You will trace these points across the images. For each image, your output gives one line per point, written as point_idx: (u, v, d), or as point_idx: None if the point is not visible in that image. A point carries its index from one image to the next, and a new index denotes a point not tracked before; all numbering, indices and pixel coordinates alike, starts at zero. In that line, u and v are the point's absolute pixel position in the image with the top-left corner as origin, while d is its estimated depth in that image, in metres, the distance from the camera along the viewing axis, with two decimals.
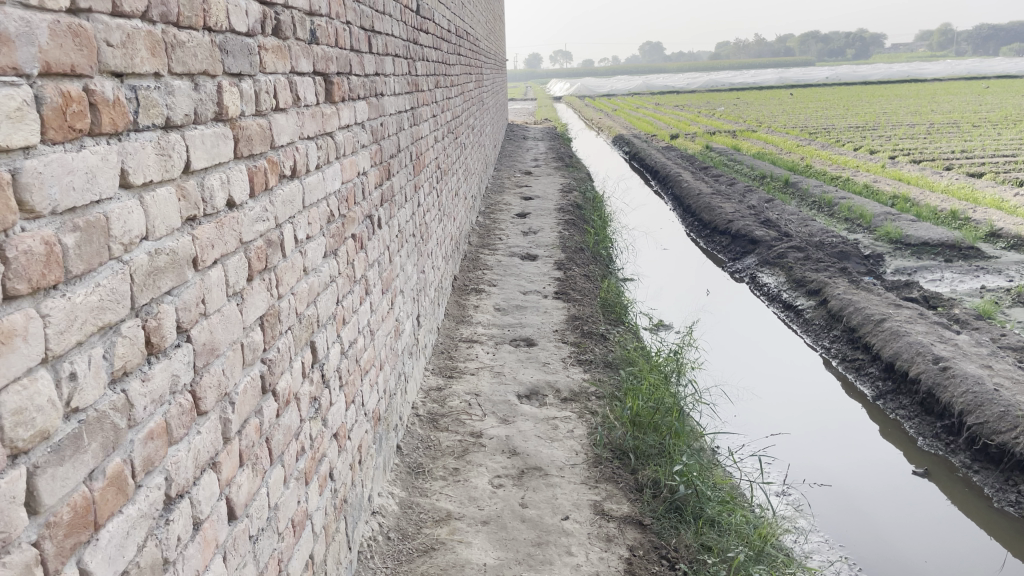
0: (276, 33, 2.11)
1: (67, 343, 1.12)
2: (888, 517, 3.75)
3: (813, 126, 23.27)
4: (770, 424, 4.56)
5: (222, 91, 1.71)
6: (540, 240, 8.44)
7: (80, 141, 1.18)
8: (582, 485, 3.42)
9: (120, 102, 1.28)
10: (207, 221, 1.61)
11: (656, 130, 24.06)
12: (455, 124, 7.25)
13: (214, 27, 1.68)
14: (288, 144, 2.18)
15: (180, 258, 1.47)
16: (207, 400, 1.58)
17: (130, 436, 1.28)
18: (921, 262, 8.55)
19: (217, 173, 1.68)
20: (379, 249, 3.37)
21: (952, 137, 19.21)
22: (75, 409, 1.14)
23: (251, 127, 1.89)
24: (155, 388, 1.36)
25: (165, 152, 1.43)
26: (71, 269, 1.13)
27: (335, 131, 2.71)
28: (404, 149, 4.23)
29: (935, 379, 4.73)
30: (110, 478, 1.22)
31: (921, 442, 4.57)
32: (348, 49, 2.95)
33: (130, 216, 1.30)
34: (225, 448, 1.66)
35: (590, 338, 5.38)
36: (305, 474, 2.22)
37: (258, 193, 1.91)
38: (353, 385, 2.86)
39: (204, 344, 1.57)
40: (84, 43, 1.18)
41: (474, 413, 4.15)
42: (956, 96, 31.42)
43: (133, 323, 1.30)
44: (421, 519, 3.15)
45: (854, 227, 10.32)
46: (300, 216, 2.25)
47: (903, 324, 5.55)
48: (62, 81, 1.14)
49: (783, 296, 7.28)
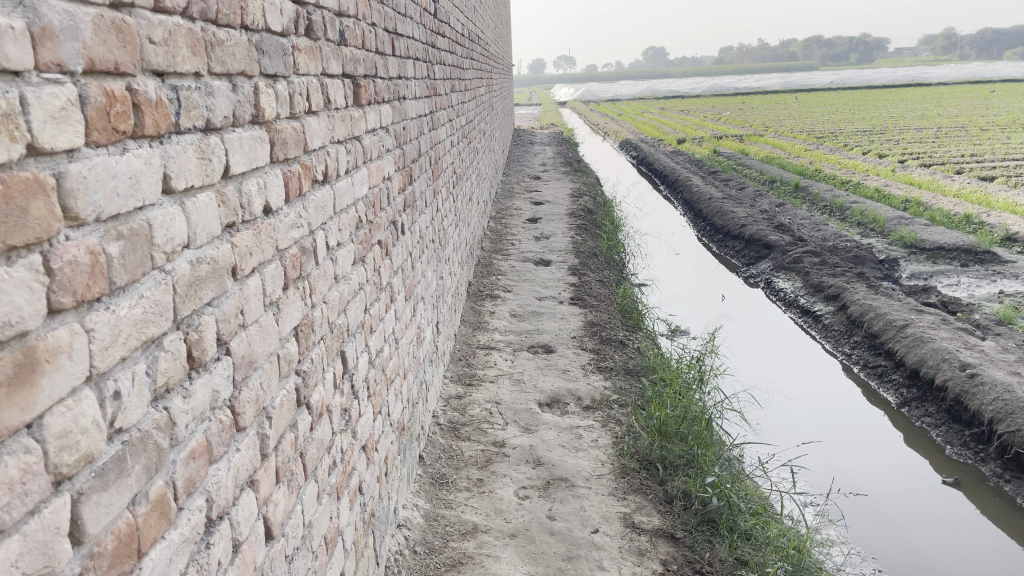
0: (309, 34, 2.05)
1: (111, 359, 1.04)
2: (922, 529, 3.66)
3: (821, 130, 23.18)
4: (797, 431, 4.48)
5: (259, 92, 1.64)
6: (553, 246, 8.37)
7: (123, 144, 1.11)
8: (610, 497, 3.34)
9: (163, 102, 1.21)
10: (245, 228, 1.54)
11: (663, 135, 23.91)
12: (468, 128, 7.19)
13: (251, 26, 1.62)
14: (320, 148, 2.12)
15: (220, 267, 1.40)
16: (246, 416, 1.51)
17: (173, 456, 1.21)
18: (937, 266, 8.46)
19: (254, 178, 1.61)
20: (403, 256, 3.31)
21: (961, 141, 19.08)
22: (118, 428, 1.06)
23: (286, 130, 1.82)
24: (196, 405, 1.29)
25: (205, 156, 1.36)
26: (116, 280, 1.06)
27: (362, 134, 2.64)
28: (425, 153, 4.16)
29: (963, 387, 4.64)
30: (153, 503, 1.14)
31: (949, 450, 4.48)
32: (374, 51, 2.89)
33: (172, 222, 1.23)
34: (262, 466, 1.58)
35: (609, 344, 5.30)
36: (337, 489, 2.14)
37: (293, 199, 1.85)
38: (380, 395, 2.79)
39: (243, 357, 1.50)
40: (127, 40, 1.11)
41: (496, 422, 4.07)
42: (964, 100, 31.28)
43: (175, 336, 1.23)
44: (447, 532, 3.08)
45: (868, 231, 10.23)
46: (331, 222, 2.19)
47: (926, 330, 5.45)
48: (106, 80, 1.07)
49: (800, 301, 7.19)
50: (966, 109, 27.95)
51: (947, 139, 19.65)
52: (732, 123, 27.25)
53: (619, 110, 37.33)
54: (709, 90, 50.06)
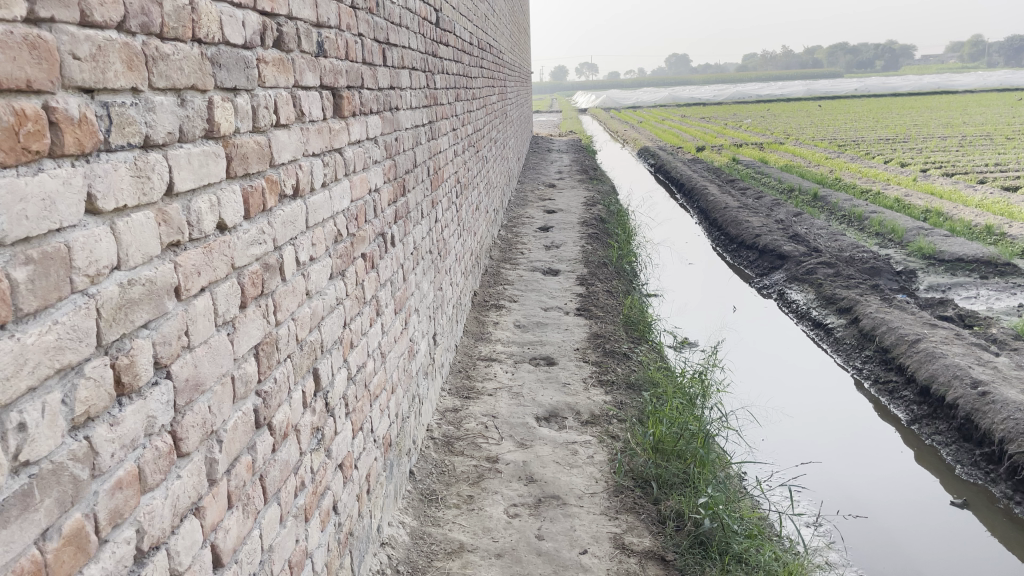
0: (278, 46, 2.01)
1: (14, 390, 1.00)
2: (926, 551, 3.55)
3: (842, 138, 22.91)
4: (800, 450, 4.37)
5: (213, 107, 1.60)
6: (563, 255, 8.30)
7: (37, 163, 1.07)
8: (601, 516, 3.26)
9: (90, 119, 1.18)
10: (193, 247, 1.49)
11: (682, 143, 23.78)
12: (477, 137, 7.15)
13: (205, 39, 1.58)
14: (290, 161, 2.07)
15: (159, 289, 1.36)
16: (189, 441, 1.46)
17: (94, 487, 1.16)
18: (955, 279, 8.29)
19: (206, 195, 1.56)
20: (392, 268, 3.26)
21: (987, 149, 18.74)
22: (25, 462, 1.02)
23: (247, 144, 1.78)
24: (126, 432, 1.24)
25: (142, 174, 1.32)
26: (22, 307, 1.01)
27: (344, 146, 2.60)
28: (422, 163, 4.12)
29: (973, 405, 4.51)
30: (68, 537, 1.10)
31: (959, 470, 4.35)
32: (359, 62, 2.86)
33: (97, 244, 1.18)
34: (210, 492, 1.54)
35: (612, 357, 5.23)
36: (305, 511, 2.09)
37: (254, 215, 1.80)
38: (362, 411, 2.74)
39: (187, 380, 1.45)
40: (43, 56, 1.07)
41: (491, 436, 4.01)
42: (989, 108, 30.84)
43: (99, 362, 1.18)
44: (432, 551, 3.01)
45: (886, 242, 10.06)
46: (302, 237, 2.14)
47: (939, 346, 5.32)
48: (16, 98, 1.02)
49: (813, 313, 7.06)
50: (992, 117, 27.44)
51: (971, 147, 19.32)
52: (752, 130, 26.99)
53: (639, 118, 37.16)
54: (731, 97, 49.75)
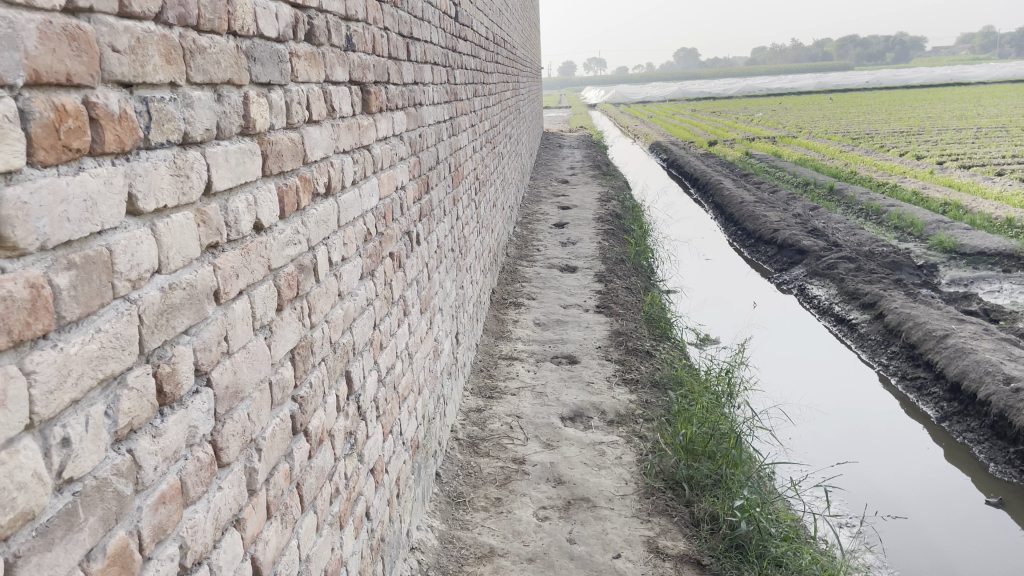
0: (309, 39, 1.94)
1: (58, 404, 0.94)
2: (964, 553, 3.47)
3: (856, 132, 22.70)
4: (831, 450, 4.29)
5: (249, 103, 1.54)
6: (580, 252, 8.23)
7: (78, 162, 1.01)
8: (633, 519, 3.20)
9: (129, 115, 1.12)
10: (231, 248, 1.44)
11: (695, 137, 23.67)
12: (493, 133, 7.09)
13: (240, 32, 1.52)
14: (323, 159, 2.01)
15: (199, 292, 1.30)
16: (229, 450, 1.40)
17: (138, 503, 1.11)
18: (977, 272, 8.17)
19: (243, 194, 1.50)
20: (417, 267, 3.20)
21: (1003, 141, 18.54)
22: (69, 479, 0.96)
23: (282, 141, 1.72)
24: (168, 444, 1.19)
25: (181, 173, 1.26)
26: (65, 315, 0.95)
27: (372, 144, 2.54)
28: (444, 160, 4.06)
29: (1007, 402, 4.41)
30: (112, 557, 1.04)
31: (992, 468, 4.26)
32: (386, 56, 2.79)
33: (139, 246, 1.12)
34: (250, 502, 1.48)
35: (635, 355, 5.16)
36: (340, 518, 2.03)
37: (289, 215, 1.74)
38: (392, 414, 2.69)
39: (227, 387, 1.39)
40: (82, 48, 1.01)
41: (517, 436, 3.95)
42: (1002, 99, 30.52)
43: (141, 371, 1.12)
44: (462, 555, 2.96)
45: (905, 236, 9.94)
46: (335, 237, 2.08)
47: (968, 341, 5.22)
48: (55, 93, 0.96)
49: (835, 309, 6.97)
50: (1007, 108, 27.09)
51: (987, 139, 19.12)
52: (764, 125, 26.79)
53: (648, 113, 36.98)
54: (741, 91, 49.46)
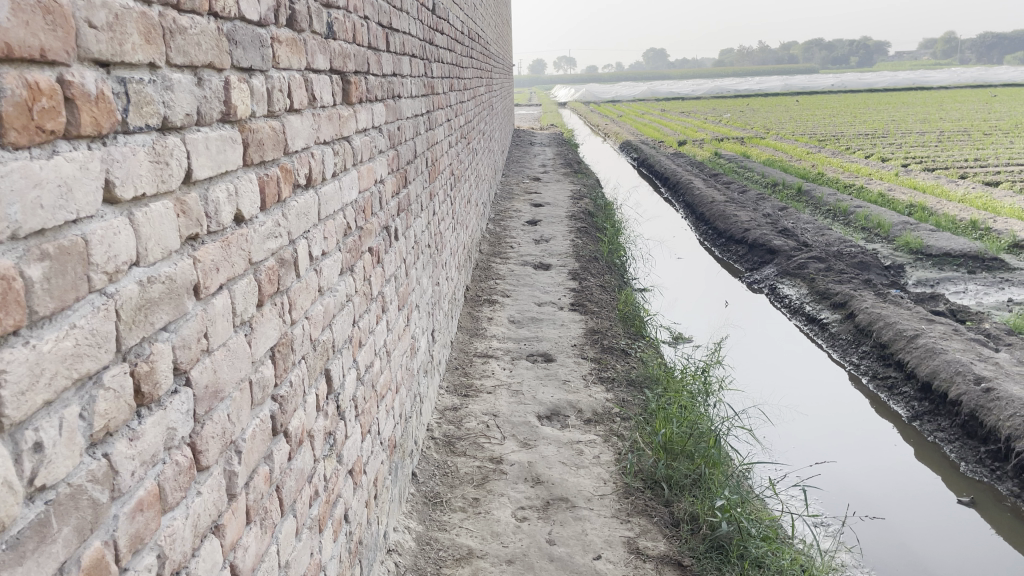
0: (291, 25, 1.87)
1: (30, 405, 0.87)
2: (939, 553, 3.49)
3: (823, 133, 22.98)
4: (808, 451, 4.31)
5: (230, 88, 1.47)
6: (553, 249, 8.20)
7: (52, 145, 0.94)
8: (613, 520, 3.16)
9: (107, 96, 1.05)
10: (211, 240, 1.36)
11: (664, 136, 23.83)
12: (467, 128, 7.01)
13: (221, 13, 1.44)
14: (303, 149, 1.94)
15: (178, 287, 1.22)
16: (209, 453, 1.33)
17: (114, 511, 1.04)
18: (943, 273, 8.29)
19: (223, 183, 1.43)
20: (396, 263, 3.13)
21: (965, 145, 18.87)
22: (41, 487, 0.89)
23: (262, 129, 1.65)
24: (146, 448, 1.12)
25: (161, 159, 1.18)
26: (38, 309, 0.88)
27: (352, 135, 2.46)
28: (421, 153, 4.00)
29: (978, 402, 4.45)
30: (87, 569, 0.97)
31: (963, 467, 4.30)
32: (365, 46, 2.72)
33: (116, 237, 1.05)
34: (230, 507, 1.41)
35: (611, 353, 5.13)
36: (319, 521, 1.96)
37: (270, 207, 1.67)
38: (370, 413, 2.62)
39: (206, 387, 1.32)
40: (58, 22, 0.94)
41: (493, 435, 3.89)
42: (963, 105, 31.12)
43: (118, 370, 1.05)
44: (440, 557, 2.90)
45: (873, 236, 10.06)
46: (315, 231, 2.01)
47: (938, 341, 5.27)
48: (29, 70, 0.89)
49: (806, 308, 7.02)
50: (969, 112, 27.63)
51: (950, 143, 19.48)
52: (733, 125, 26.99)
53: (618, 112, 37.17)
54: (709, 92, 49.85)
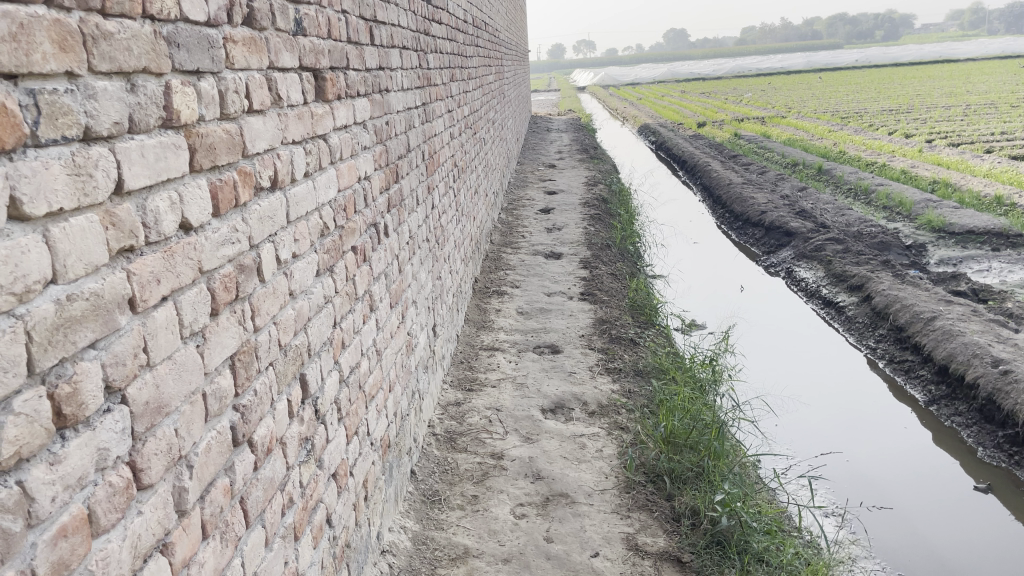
0: (248, 24, 1.82)
1: None
2: (953, 544, 3.40)
3: (846, 110, 22.59)
4: (819, 441, 4.22)
5: (171, 92, 1.43)
6: (564, 238, 8.11)
7: None
8: (613, 516, 3.11)
9: (11, 109, 1.01)
10: (149, 252, 1.32)
11: (683, 118, 23.58)
12: (474, 118, 6.95)
13: (158, 15, 1.39)
14: (266, 150, 1.89)
15: (107, 302, 1.18)
16: (152, 471, 1.30)
17: (32, 539, 1.00)
18: (966, 251, 8.09)
19: (165, 192, 1.39)
20: (386, 260, 3.09)
21: (992, 118, 18.42)
22: None
23: (214, 133, 1.60)
24: (70, 471, 1.08)
25: (82, 171, 1.14)
26: None
27: (328, 133, 2.42)
28: (415, 147, 3.93)
29: (995, 385, 4.33)
30: None
31: (981, 452, 4.20)
32: (344, 40, 2.67)
33: (25, 255, 1.02)
34: (180, 525, 1.37)
35: (619, 343, 5.06)
36: (294, 529, 1.93)
37: (224, 212, 1.63)
38: (356, 414, 2.58)
39: (147, 403, 1.29)
40: None
41: (496, 430, 3.85)
42: (988, 76, 30.52)
43: (31, 394, 1.02)
44: (435, 557, 2.87)
45: (894, 215, 9.85)
46: (283, 233, 1.96)
47: (956, 323, 5.14)
48: None
49: (823, 291, 6.88)
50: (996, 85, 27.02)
51: (976, 116, 19.05)
52: (753, 104, 26.63)
53: (638, 95, 36.81)
54: (729, 72, 49.24)
